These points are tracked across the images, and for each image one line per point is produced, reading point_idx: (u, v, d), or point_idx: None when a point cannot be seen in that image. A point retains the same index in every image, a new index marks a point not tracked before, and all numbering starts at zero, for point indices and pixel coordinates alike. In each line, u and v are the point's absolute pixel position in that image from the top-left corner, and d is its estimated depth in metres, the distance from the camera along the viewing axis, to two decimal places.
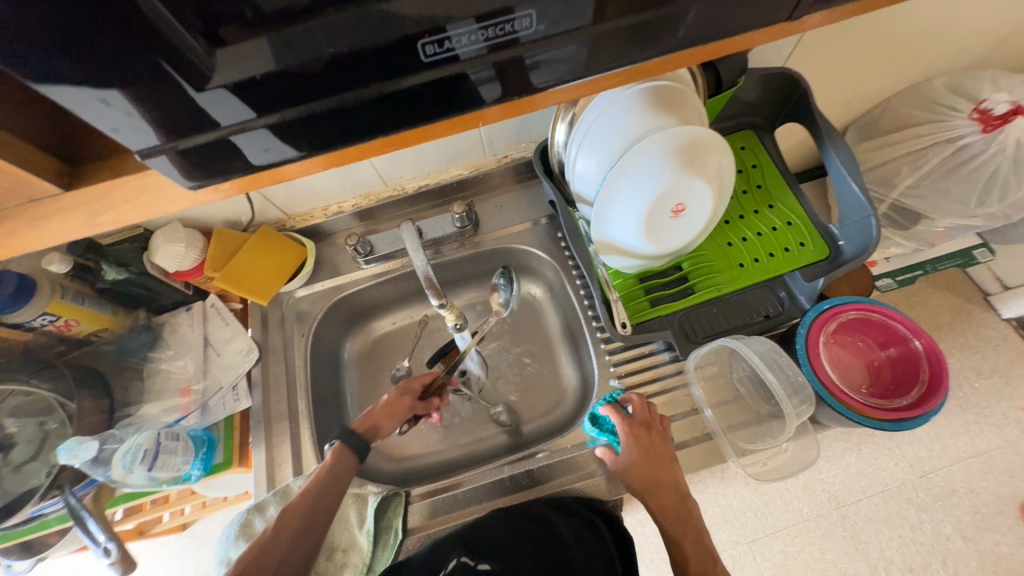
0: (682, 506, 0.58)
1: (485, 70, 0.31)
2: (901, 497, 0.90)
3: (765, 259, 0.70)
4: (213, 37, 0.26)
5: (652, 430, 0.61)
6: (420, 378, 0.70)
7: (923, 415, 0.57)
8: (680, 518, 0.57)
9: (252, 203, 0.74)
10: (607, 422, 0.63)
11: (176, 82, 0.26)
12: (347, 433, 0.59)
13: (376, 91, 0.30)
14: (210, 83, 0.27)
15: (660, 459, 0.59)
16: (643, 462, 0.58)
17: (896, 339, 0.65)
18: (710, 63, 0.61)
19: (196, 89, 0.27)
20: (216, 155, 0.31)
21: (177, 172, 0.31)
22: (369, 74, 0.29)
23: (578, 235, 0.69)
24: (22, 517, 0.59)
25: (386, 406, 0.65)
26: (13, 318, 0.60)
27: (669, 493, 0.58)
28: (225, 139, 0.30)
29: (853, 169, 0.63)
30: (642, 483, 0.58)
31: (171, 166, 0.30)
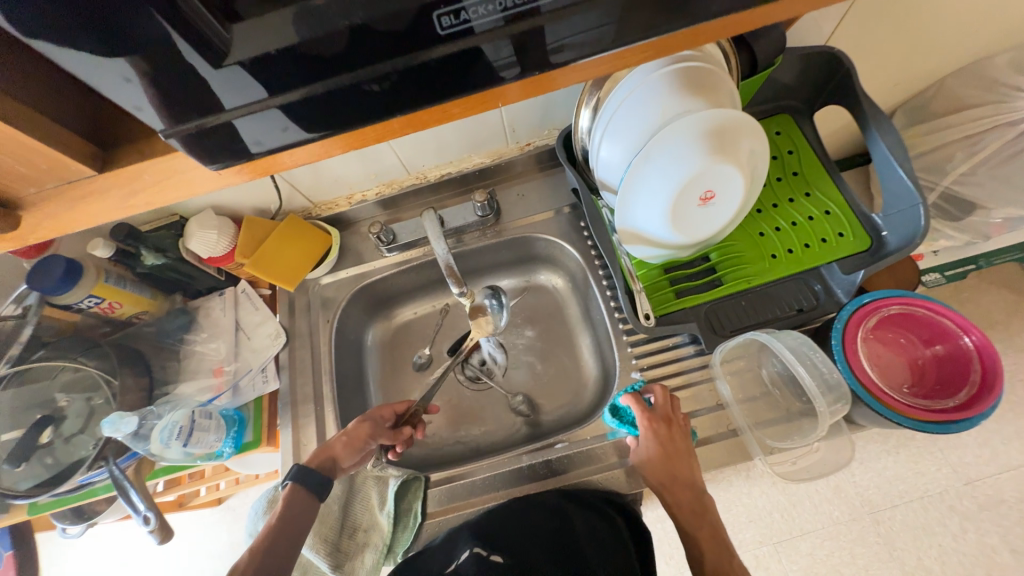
0: (698, 503, 0.58)
1: (502, 44, 0.30)
2: (942, 504, 0.85)
3: (800, 251, 0.67)
4: (229, 12, 0.26)
5: (674, 426, 0.59)
6: (390, 407, 0.67)
7: (973, 418, 0.53)
8: (696, 515, 0.57)
9: (280, 191, 0.75)
10: (628, 415, 0.61)
11: (192, 59, 0.27)
12: (303, 470, 0.54)
13: (389, 69, 0.30)
14: (226, 60, 0.27)
15: (680, 456, 0.58)
16: (662, 459, 0.57)
17: (943, 336, 0.61)
18: (745, 43, 0.58)
19: (213, 67, 0.27)
20: (237, 135, 0.31)
21: (199, 153, 0.32)
22: (382, 48, 0.29)
23: (601, 224, 0.68)
24: (73, 485, 0.64)
25: (348, 438, 0.61)
26: (63, 299, 0.64)
27: (687, 491, 0.57)
28: (241, 119, 0.30)
29: (900, 153, 0.59)
30: (660, 479, 0.58)
31: (194, 147, 0.31)
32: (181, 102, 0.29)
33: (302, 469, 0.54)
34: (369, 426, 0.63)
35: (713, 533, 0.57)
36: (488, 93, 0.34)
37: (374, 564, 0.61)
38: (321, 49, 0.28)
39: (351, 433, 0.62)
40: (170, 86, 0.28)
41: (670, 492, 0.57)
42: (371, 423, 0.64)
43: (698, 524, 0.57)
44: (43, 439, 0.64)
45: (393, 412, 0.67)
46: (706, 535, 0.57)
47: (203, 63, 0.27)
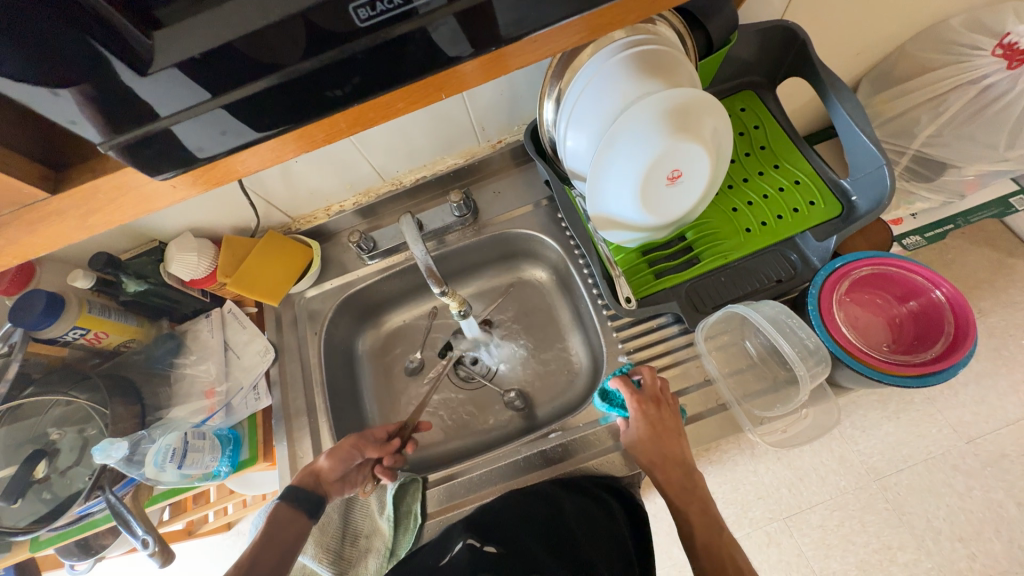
0: (688, 480, 0.59)
1: (448, 24, 0.30)
2: (946, 465, 0.86)
3: (774, 222, 0.68)
4: (149, 20, 0.27)
5: (662, 405, 0.60)
6: (383, 427, 0.68)
7: (950, 368, 0.54)
8: (685, 492, 0.58)
9: (256, 208, 0.76)
10: (618, 398, 0.62)
11: (117, 68, 0.27)
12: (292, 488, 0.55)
13: (349, 53, 0.30)
14: (150, 68, 0.28)
15: (669, 436, 0.58)
16: (652, 440, 0.58)
17: (916, 292, 0.62)
18: (699, 24, 0.59)
19: (139, 74, 0.28)
20: (179, 142, 0.32)
21: (139, 161, 0.32)
22: (331, 38, 0.29)
23: (576, 213, 0.69)
24: (70, 517, 0.64)
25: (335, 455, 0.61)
26: (46, 333, 0.64)
27: (677, 471, 0.58)
28: (180, 124, 0.31)
29: (860, 117, 0.60)
30: (650, 460, 0.58)
31: (136, 154, 0.32)
32: (119, 112, 0.29)
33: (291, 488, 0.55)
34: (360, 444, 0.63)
35: (705, 511, 0.57)
36: (433, 82, 0.35)
37: (378, 569, 0.61)
38: (261, 47, 0.29)
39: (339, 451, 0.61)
40: (105, 97, 0.29)
41: (661, 473, 0.58)
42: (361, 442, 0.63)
43: (688, 502, 0.58)
44: (37, 474, 0.63)
45: (386, 432, 0.67)
46: (696, 512, 0.57)
47: (126, 70, 0.28)
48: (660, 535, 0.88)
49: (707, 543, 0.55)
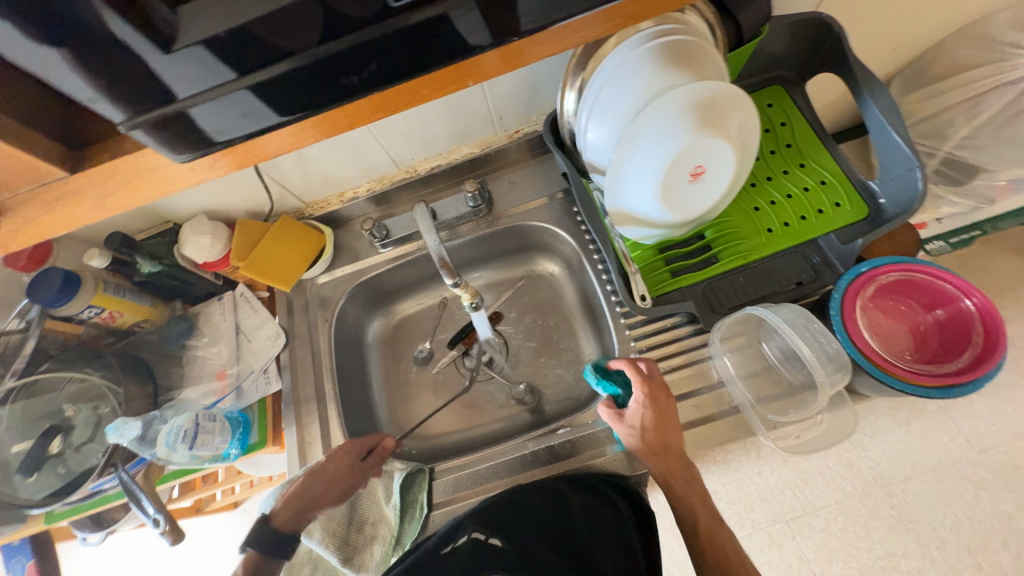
0: (686, 469, 0.57)
1: (475, 8, 0.30)
2: (957, 475, 0.84)
3: (797, 223, 0.66)
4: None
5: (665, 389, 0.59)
6: (364, 440, 0.66)
7: (976, 381, 0.52)
8: (686, 482, 0.56)
9: (270, 192, 0.76)
10: (619, 378, 0.61)
11: (138, 44, 0.27)
12: (259, 531, 0.55)
13: (365, 40, 0.30)
14: (173, 46, 0.27)
15: (671, 420, 0.58)
16: (654, 422, 0.57)
17: (944, 300, 0.60)
18: (730, 15, 0.56)
19: (162, 51, 0.27)
20: (198, 124, 0.32)
21: (158, 142, 0.32)
22: (350, 23, 0.29)
23: (593, 208, 0.67)
24: (84, 492, 0.65)
25: (304, 486, 0.61)
26: (62, 311, 0.64)
27: (677, 461, 0.56)
28: (204, 106, 0.31)
29: (894, 117, 0.57)
30: (651, 445, 0.56)
31: (153, 135, 0.31)
32: (138, 91, 0.29)
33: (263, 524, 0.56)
34: (336, 473, 0.62)
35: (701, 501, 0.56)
36: (461, 69, 0.34)
37: (383, 556, 0.61)
38: (280, 31, 0.29)
39: (311, 482, 0.61)
40: (126, 76, 0.28)
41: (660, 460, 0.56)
42: (337, 470, 0.62)
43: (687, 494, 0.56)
44: (52, 449, 0.64)
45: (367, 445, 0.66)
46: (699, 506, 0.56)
47: (147, 47, 0.27)
48: (661, 532, 0.88)
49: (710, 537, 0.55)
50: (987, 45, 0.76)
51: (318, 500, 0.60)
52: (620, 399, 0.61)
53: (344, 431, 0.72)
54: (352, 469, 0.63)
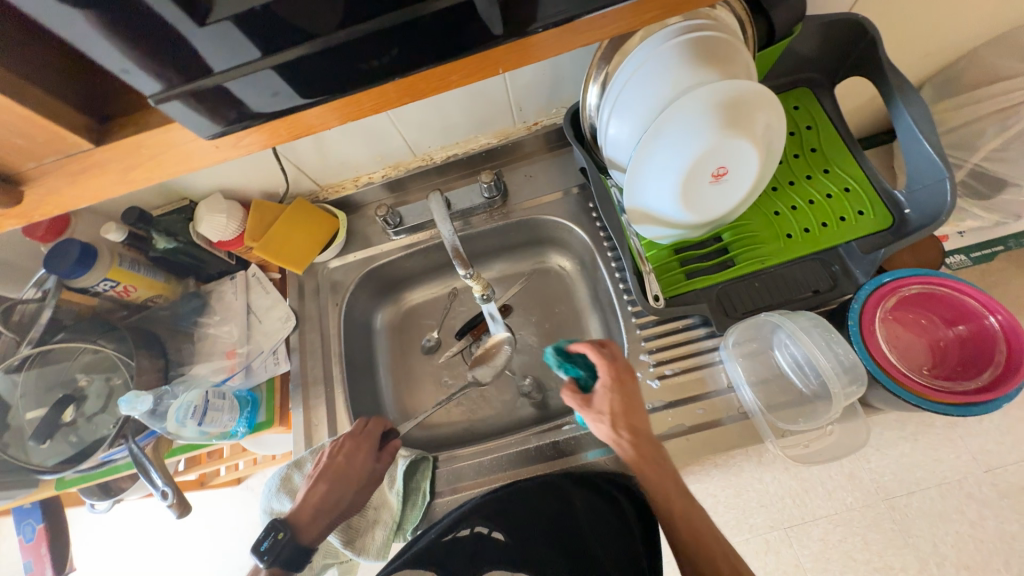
0: (657, 454, 0.54)
1: None
2: (961, 492, 0.83)
3: (817, 230, 0.65)
4: None
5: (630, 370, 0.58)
6: (367, 430, 0.64)
7: (995, 400, 0.51)
8: (659, 469, 0.53)
9: (287, 174, 0.75)
10: (581, 362, 0.59)
11: (173, 16, 0.26)
12: (275, 547, 0.53)
13: (389, 25, 0.30)
14: (209, 19, 0.27)
15: (636, 401, 0.56)
16: (619, 402, 0.55)
17: (966, 316, 0.59)
18: (762, 12, 0.55)
19: (197, 24, 0.27)
20: (229, 100, 0.32)
21: (194, 116, 0.32)
22: (375, 8, 0.29)
23: (610, 204, 0.66)
24: (95, 462, 0.66)
25: (329, 498, 0.58)
26: (79, 282, 0.65)
27: (645, 442, 0.54)
28: (235, 82, 0.31)
29: (926, 125, 0.56)
30: (617, 426, 0.54)
31: (183, 110, 0.31)
32: (170, 65, 0.29)
33: (293, 542, 0.54)
34: (359, 482, 0.61)
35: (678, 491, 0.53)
36: (493, 56, 0.34)
37: (384, 541, 0.62)
38: (309, 12, 0.28)
39: (338, 495, 0.59)
40: (158, 49, 0.28)
41: (629, 441, 0.54)
42: (360, 479, 0.61)
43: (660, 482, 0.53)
44: (66, 418, 0.65)
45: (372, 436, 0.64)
46: (683, 503, 0.53)
47: (183, 20, 0.27)
48: None
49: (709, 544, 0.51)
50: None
51: (341, 511, 0.59)
52: (583, 382, 0.59)
53: (350, 415, 0.73)
54: (372, 476, 0.62)
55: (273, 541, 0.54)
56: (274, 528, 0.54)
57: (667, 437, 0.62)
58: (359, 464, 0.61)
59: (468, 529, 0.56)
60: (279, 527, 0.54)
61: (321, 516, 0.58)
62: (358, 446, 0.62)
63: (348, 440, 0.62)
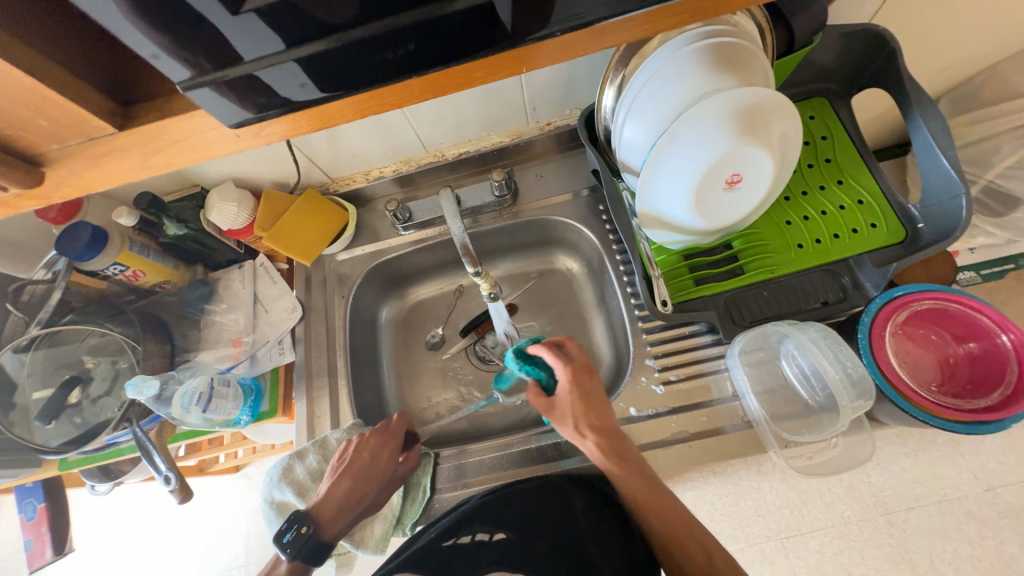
0: (621, 446, 0.55)
1: None
2: (960, 509, 0.83)
3: (828, 241, 0.64)
4: None
5: (587, 368, 0.58)
6: (393, 428, 0.65)
7: (1005, 420, 0.51)
8: (625, 460, 0.54)
9: (299, 165, 0.76)
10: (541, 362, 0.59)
11: (208, 3, 0.26)
12: (301, 545, 0.54)
13: (414, 22, 0.30)
14: (244, 7, 0.27)
15: (596, 398, 0.56)
16: (577, 402, 0.55)
17: (978, 333, 0.59)
18: (784, 20, 0.54)
19: (230, 13, 0.27)
20: (256, 90, 0.32)
21: (224, 103, 0.32)
22: (398, 4, 0.29)
23: (622, 208, 0.66)
24: (99, 444, 0.66)
25: (353, 496, 0.59)
26: (89, 265, 0.65)
27: (608, 437, 0.55)
28: (264, 72, 0.31)
29: (943, 140, 0.55)
30: (578, 425, 0.55)
31: (212, 98, 0.31)
32: (198, 53, 0.29)
33: (315, 538, 0.55)
34: (382, 481, 0.61)
35: (647, 479, 0.54)
36: (517, 54, 0.34)
37: (382, 535, 0.62)
38: (333, 6, 0.28)
39: (361, 494, 0.60)
40: (186, 36, 0.28)
41: (592, 438, 0.54)
42: (384, 478, 0.61)
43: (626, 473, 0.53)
44: (71, 399, 0.66)
45: (395, 435, 0.65)
46: (660, 494, 0.53)
47: (218, 9, 0.27)
48: None
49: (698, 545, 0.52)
50: None
51: (364, 510, 0.60)
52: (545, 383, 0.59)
53: (352, 408, 0.73)
54: (394, 475, 0.63)
55: (296, 534, 0.55)
56: (296, 521, 0.55)
57: (668, 443, 0.62)
58: (384, 464, 0.62)
59: (469, 536, 0.55)
60: (302, 521, 0.56)
61: (343, 513, 0.59)
62: (385, 446, 0.63)
63: (375, 439, 0.63)
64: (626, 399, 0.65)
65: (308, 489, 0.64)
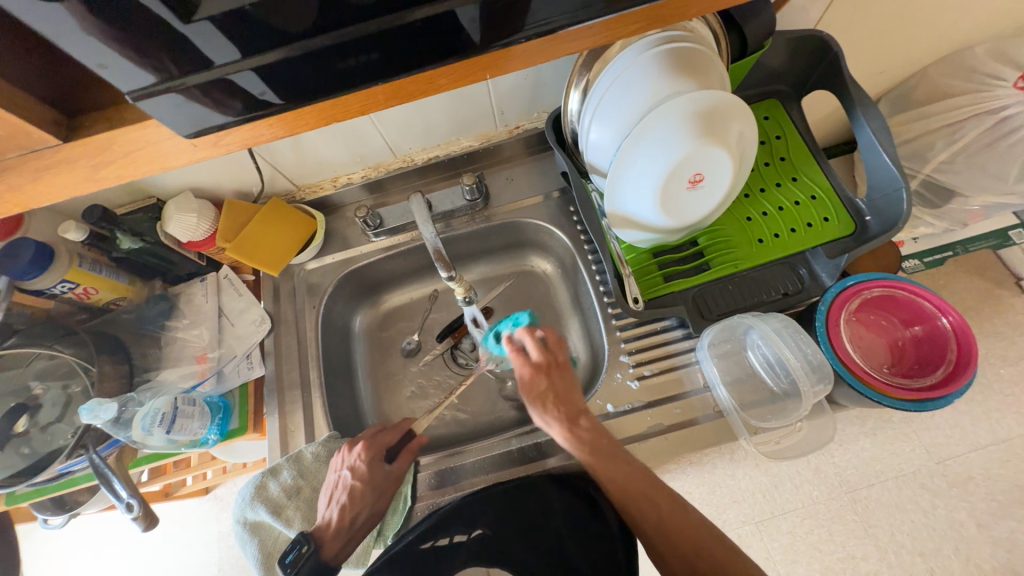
0: (580, 428, 0.58)
1: (487, 7, 0.30)
2: (915, 482, 0.88)
3: (787, 235, 0.67)
4: None
5: (546, 357, 0.62)
6: (374, 441, 0.63)
7: (948, 396, 0.56)
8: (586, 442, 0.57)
9: (262, 173, 0.73)
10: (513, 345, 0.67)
11: (161, 12, 0.26)
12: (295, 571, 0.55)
13: (373, 30, 0.30)
14: (198, 14, 0.27)
15: (554, 384, 0.60)
16: (534, 388, 0.60)
17: (921, 317, 0.63)
18: (735, 25, 0.57)
19: (181, 21, 0.27)
20: (221, 97, 0.31)
21: (182, 110, 0.31)
22: (356, 13, 0.29)
23: (591, 209, 0.67)
24: (51, 475, 0.62)
25: (345, 517, 0.59)
26: (33, 284, 0.61)
27: (565, 416, 0.58)
28: (220, 80, 0.30)
29: (884, 137, 0.59)
30: (537, 408, 0.59)
31: (167, 106, 0.30)
32: (152, 60, 0.28)
33: (314, 560, 0.56)
34: (374, 494, 0.60)
35: (602, 450, 0.56)
36: (480, 61, 0.34)
37: (364, 548, 0.61)
38: (290, 16, 0.28)
39: (355, 512, 0.59)
40: (135, 44, 0.27)
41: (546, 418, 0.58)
42: (375, 490, 0.60)
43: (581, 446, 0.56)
44: (17, 428, 0.61)
45: (379, 447, 0.63)
46: (619, 466, 0.55)
47: (172, 16, 0.26)
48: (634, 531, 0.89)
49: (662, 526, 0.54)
50: (970, 75, 0.78)
51: (365, 527, 0.59)
52: None
53: (327, 420, 0.71)
54: (388, 483, 0.61)
55: (298, 553, 0.56)
56: (298, 542, 0.57)
57: (643, 436, 0.63)
58: (371, 478, 0.60)
59: (447, 538, 0.56)
60: (302, 541, 0.57)
61: (343, 532, 0.58)
62: (367, 459, 0.61)
63: (357, 454, 0.62)
64: (604, 396, 0.66)
65: (284, 507, 0.63)
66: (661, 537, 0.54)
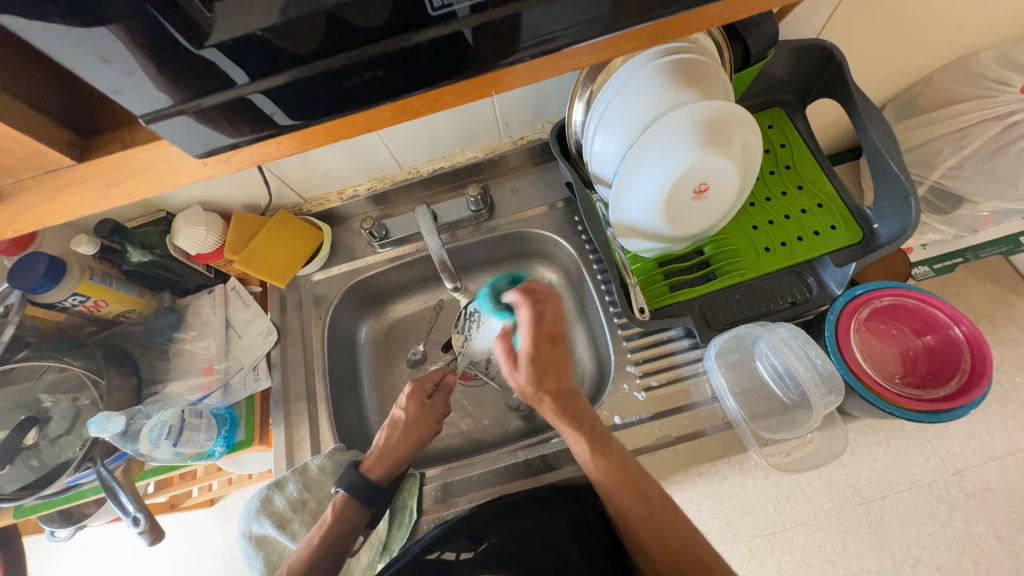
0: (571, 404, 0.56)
1: (489, 28, 0.30)
2: (930, 494, 0.86)
3: (793, 243, 0.67)
4: None
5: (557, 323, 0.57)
6: (426, 377, 0.68)
7: (964, 407, 0.55)
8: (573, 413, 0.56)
9: (269, 185, 0.74)
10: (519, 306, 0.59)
11: (175, 39, 0.27)
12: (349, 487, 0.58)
13: (379, 51, 0.30)
14: (208, 41, 0.27)
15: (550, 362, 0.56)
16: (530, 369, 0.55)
17: (934, 327, 0.63)
18: (740, 36, 0.57)
19: (195, 45, 0.27)
20: (235, 116, 0.32)
21: (194, 131, 0.32)
22: (364, 35, 0.29)
23: (596, 218, 0.67)
24: (59, 487, 0.62)
25: (394, 443, 0.62)
26: (45, 298, 0.62)
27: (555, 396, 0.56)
28: (229, 102, 0.31)
29: (890, 145, 0.59)
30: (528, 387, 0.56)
31: (180, 127, 0.31)
32: (170, 85, 0.29)
33: (357, 478, 0.59)
34: (413, 421, 0.64)
35: (592, 434, 0.55)
36: (483, 79, 0.35)
37: (369, 562, 0.61)
38: (297, 39, 0.29)
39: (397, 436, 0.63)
40: (149, 69, 0.28)
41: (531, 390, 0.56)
42: (418, 421, 0.64)
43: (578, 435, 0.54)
44: (26, 441, 0.61)
45: (430, 383, 0.68)
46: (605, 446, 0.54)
47: (184, 40, 0.27)
48: None
49: (640, 519, 0.52)
50: (977, 81, 0.78)
51: (409, 456, 0.63)
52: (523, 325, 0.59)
53: (333, 431, 0.71)
54: (428, 412, 0.65)
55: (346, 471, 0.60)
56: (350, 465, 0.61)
57: (652, 448, 0.62)
58: (411, 408, 0.65)
59: (452, 552, 0.55)
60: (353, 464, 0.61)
61: (388, 457, 0.61)
62: (409, 395, 0.66)
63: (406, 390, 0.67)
64: (610, 407, 0.66)
65: (289, 520, 0.62)
66: (637, 522, 0.52)
